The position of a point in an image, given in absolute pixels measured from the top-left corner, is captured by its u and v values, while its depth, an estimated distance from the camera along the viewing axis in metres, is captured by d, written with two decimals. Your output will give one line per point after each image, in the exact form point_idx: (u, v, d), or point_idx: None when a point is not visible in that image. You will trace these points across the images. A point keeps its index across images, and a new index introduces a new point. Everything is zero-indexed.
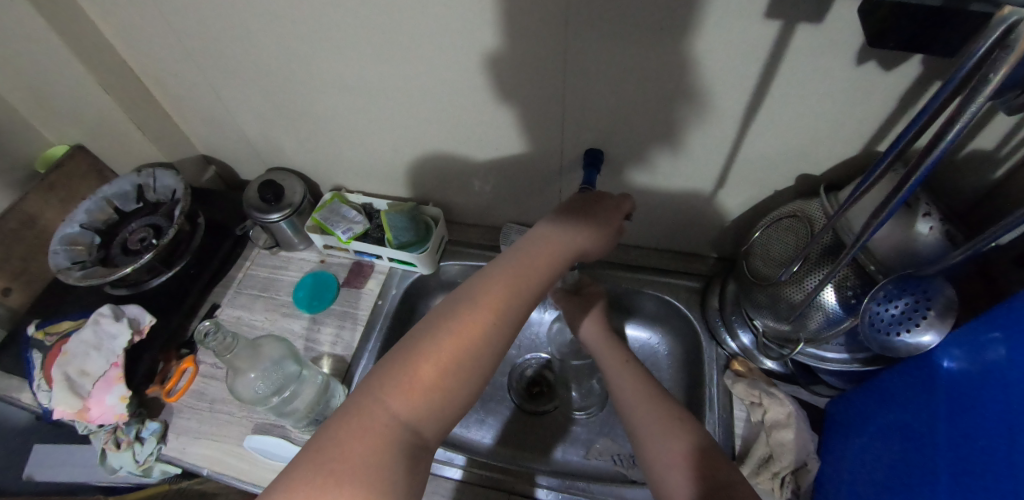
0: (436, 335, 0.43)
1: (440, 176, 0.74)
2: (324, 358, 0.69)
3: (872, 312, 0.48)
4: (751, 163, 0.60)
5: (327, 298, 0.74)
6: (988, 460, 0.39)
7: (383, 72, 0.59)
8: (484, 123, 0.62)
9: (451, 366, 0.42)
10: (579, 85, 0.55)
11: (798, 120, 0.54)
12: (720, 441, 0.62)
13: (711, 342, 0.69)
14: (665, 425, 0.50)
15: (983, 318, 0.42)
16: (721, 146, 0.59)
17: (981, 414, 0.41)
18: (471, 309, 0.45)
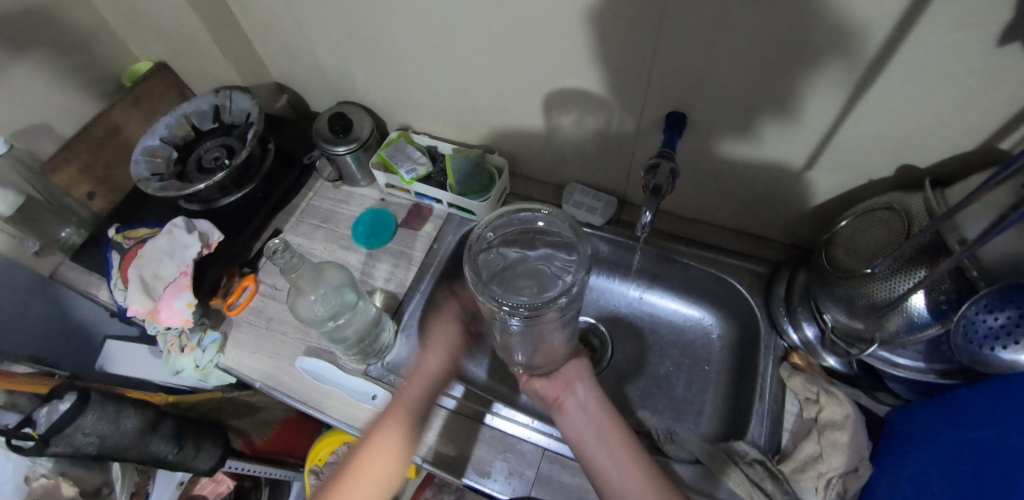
0: (403, 392, 0.56)
1: (508, 126, 0.72)
2: (377, 292, 0.70)
3: (968, 320, 0.44)
4: (848, 146, 0.56)
5: (384, 236, 0.75)
6: None
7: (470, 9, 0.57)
8: (564, 75, 0.60)
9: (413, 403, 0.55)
10: (676, 40, 0.51)
11: (913, 102, 0.49)
12: (766, 432, 0.61)
13: (771, 330, 0.66)
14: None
15: None
16: (819, 122, 0.54)
17: None
18: (417, 376, 0.57)
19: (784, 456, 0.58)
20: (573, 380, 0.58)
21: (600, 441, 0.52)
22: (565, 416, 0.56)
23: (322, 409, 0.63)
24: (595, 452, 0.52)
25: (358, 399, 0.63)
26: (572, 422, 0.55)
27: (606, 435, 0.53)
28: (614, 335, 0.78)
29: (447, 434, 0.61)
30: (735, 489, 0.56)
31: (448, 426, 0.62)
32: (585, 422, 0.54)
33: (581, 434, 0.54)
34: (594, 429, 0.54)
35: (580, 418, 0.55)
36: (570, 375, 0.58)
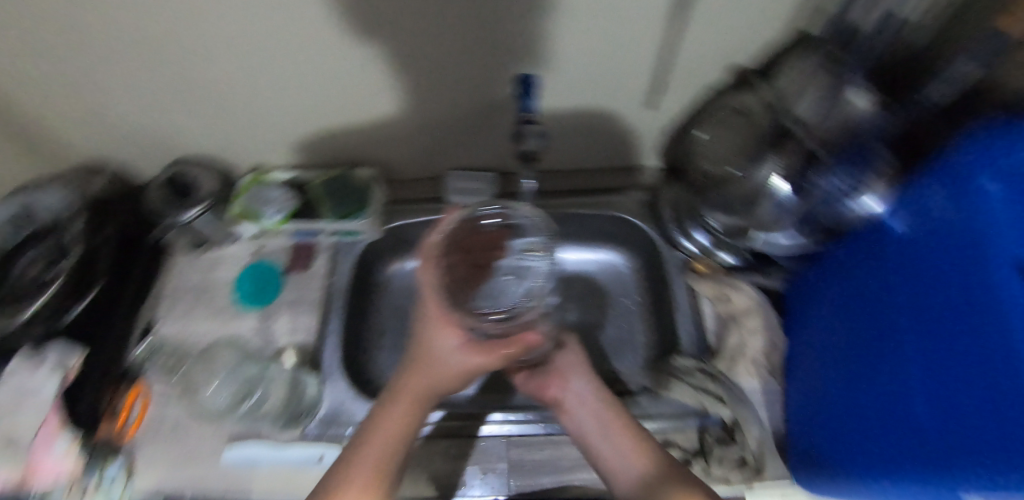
0: (379, 427, 0.48)
1: (366, 134, 0.69)
2: (287, 349, 0.65)
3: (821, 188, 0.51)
4: (682, 61, 0.60)
5: (272, 287, 0.69)
6: (944, 297, 0.41)
7: (286, 18, 0.52)
8: (404, 65, 0.58)
9: (393, 441, 0.47)
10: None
11: (719, 8, 0.53)
12: (696, 339, 0.64)
13: (668, 248, 0.69)
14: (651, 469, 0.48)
15: (926, 175, 0.44)
16: (650, 45, 0.57)
17: (930, 263, 0.43)
18: (399, 403, 0.49)
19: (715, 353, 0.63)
20: (567, 374, 0.56)
21: (601, 432, 0.51)
22: (566, 412, 0.55)
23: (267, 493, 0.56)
24: (595, 440, 0.51)
25: (303, 467, 0.57)
26: (574, 414, 0.54)
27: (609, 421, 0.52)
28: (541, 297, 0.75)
29: (411, 463, 0.58)
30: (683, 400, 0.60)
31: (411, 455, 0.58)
32: (584, 413, 0.53)
33: (579, 425, 0.53)
34: (593, 418, 0.53)
35: (584, 409, 0.53)
36: (563, 369, 0.57)
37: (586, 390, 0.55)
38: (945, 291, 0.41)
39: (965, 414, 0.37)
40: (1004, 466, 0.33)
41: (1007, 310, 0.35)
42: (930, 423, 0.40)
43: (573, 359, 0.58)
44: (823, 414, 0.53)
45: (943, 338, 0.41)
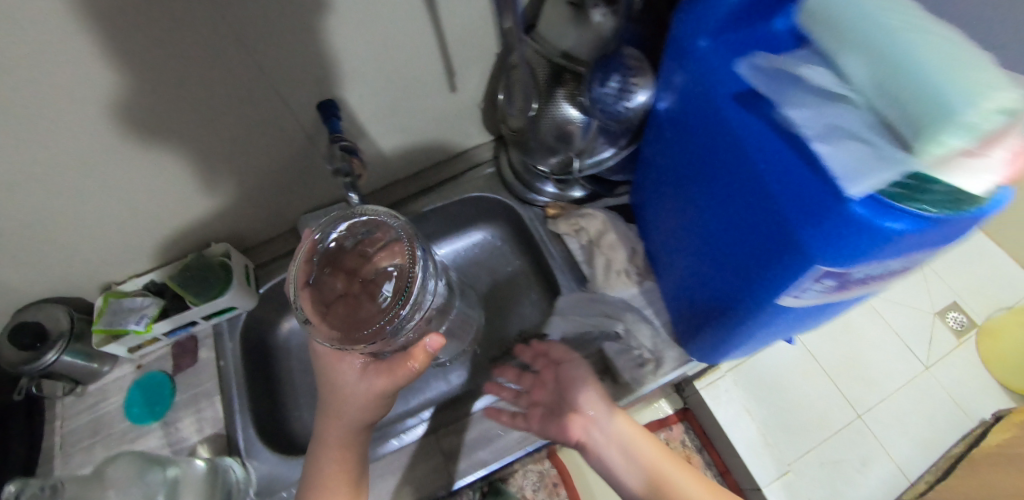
0: (323, 468, 0.54)
1: (202, 215, 0.67)
2: (199, 445, 0.63)
3: (598, 98, 0.53)
4: (466, 43, 0.62)
5: (165, 395, 0.67)
6: (707, 146, 0.45)
7: (54, 144, 0.49)
8: (203, 141, 0.57)
9: (342, 471, 0.55)
10: (265, 52, 0.51)
11: None
12: (570, 274, 0.67)
13: (523, 205, 0.74)
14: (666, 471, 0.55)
15: (668, 53, 0.47)
16: (429, 42, 0.59)
17: (690, 121, 0.47)
18: (331, 445, 0.55)
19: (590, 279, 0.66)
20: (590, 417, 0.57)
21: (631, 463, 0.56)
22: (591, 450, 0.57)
23: None
24: (617, 469, 0.56)
25: None
26: (597, 447, 0.56)
27: (634, 446, 0.56)
28: None
29: None
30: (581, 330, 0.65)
31: None
32: (607, 448, 0.56)
33: (604, 457, 0.56)
34: (618, 455, 0.56)
35: (611, 447, 0.56)
36: (585, 412, 0.57)
37: (610, 428, 0.56)
38: (710, 144, 0.44)
39: (755, 234, 0.41)
40: (799, 268, 0.37)
41: (743, 138, 0.39)
42: (745, 257, 0.43)
43: (593, 397, 0.57)
44: (692, 295, 0.56)
45: (718, 180, 0.44)
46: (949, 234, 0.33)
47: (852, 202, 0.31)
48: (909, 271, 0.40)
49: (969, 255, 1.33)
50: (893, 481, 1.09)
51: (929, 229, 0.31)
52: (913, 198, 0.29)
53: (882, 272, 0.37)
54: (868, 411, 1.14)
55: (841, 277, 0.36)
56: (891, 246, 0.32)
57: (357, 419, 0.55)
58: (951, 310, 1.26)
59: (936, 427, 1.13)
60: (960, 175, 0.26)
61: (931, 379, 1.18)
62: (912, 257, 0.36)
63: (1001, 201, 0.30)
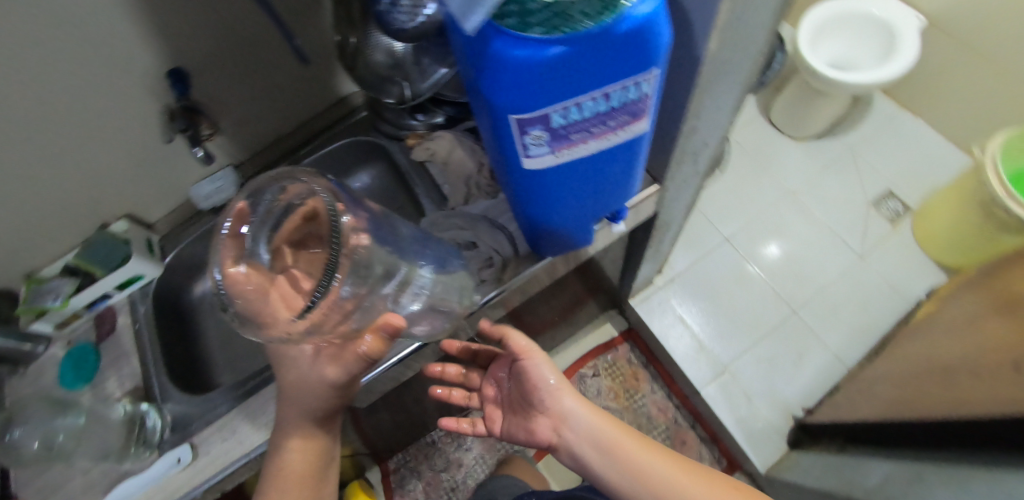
0: (285, 452, 0.55)
1: (93, 193, 0.73)
2: (123, 398, 0.70)
3: (392, 15, 0.55)
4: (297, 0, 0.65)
5: (90, 361, 0.73)
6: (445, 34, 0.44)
7: None
8: (67, 124, 0.62)
9: (312, 453, 0.56)
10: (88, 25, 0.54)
11: None
12: (431, 198, 0.71)
13: (392, 141, 0.76)
14: (645, 458, 0.53)
15: None
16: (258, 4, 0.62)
17: None
18: (298, 435, 0.55)
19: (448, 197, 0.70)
20: (562, 413, 0.56)
21: (607, 458, 0.54)
22: (563, 446, 0.56)
23: None
24: (591, 464, 0.55)
25: (168, 475, 0.63)
26: (570, 443, 0.56)
27: (603, 434, 0.55)
28: None
29: (246, 418, 0.64)
30: None
31: (242, 416, 0.65)
32: (578, 442, 0.55)
33: (579, 453, 0.55)
34: (587, 448, 0.54)
35: (583, 442, 0.55)
36: (554, 407, 0.56)
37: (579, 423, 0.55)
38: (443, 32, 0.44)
39: (478, 108, 0.41)
40: (505, 128, 0.37)
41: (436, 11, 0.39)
42: (486, 136, 0.44)
43: (558, 393, 0.56)
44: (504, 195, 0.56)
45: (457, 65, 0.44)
46: (617, 58, 0.33)
47: (493, 39, 0.31)
48: (637, 118, 0.40)
49: (901, 140, 1.33)
50: (830, 367, 1.12)
51: (571, 57, 0.31)
52: (524, 22, 0.30)
53: (588, 115, 0.37)
54: (801, 305, 1.18)
55: (544, 123, 0.36)
56: (548, 77, 0.32)
57: (328, 408, 0.56)
58: (885, 197, 1.27)
59: (871, 311, 1.16)
60: None
61: (864, 266, 1.21)
62: (608, 93, 0.36)
63: (621, 10, 0.30)
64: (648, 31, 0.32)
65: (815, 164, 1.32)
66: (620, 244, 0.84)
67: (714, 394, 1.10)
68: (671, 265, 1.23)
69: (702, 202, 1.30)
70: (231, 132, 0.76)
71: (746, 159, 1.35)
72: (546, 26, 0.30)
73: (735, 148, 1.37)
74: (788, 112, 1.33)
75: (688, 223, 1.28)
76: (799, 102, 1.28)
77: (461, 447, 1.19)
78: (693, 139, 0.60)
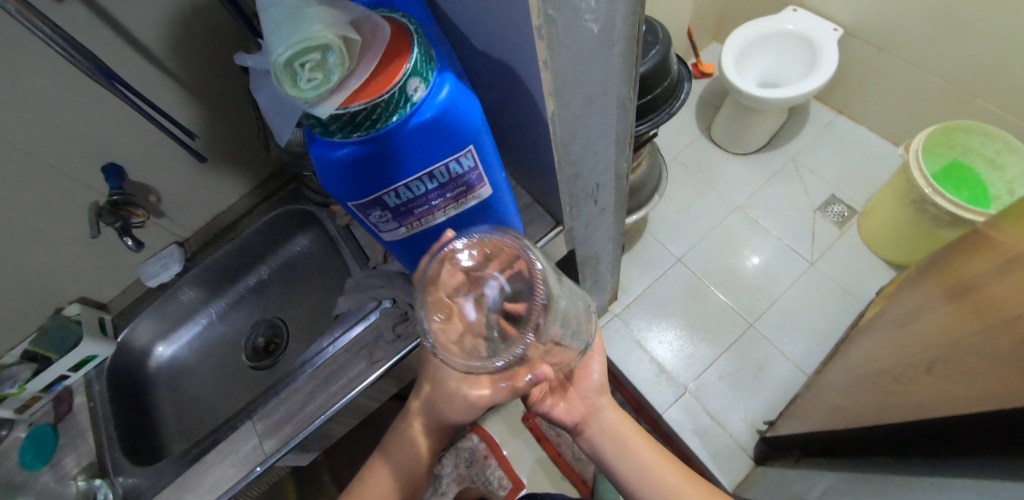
0: (404, 440, 0.61)
1: (42, 282, 0.77)
2: (77, 475, 0.72)
3: None
4: (217, 91, 0.72)
5: (48, 444, 0.74)
6: None
7: None
8: (13, 219, 0.68)
9: (422, 448, 0.61)
10: (16, 134, 0.60)
11: (188, 48, 0.65)
12: (353, 261, 0.76)
13: (320, 207, 0.82)
14: (656, 459, 0.57)
15: None
16: (181, 96, 0.69)
17: None
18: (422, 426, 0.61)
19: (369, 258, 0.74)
20: (595, 407, 0.59)
21: (622, 456, 0.58)
22: (586, 438, 0.59)
23: None
24: (607, 456, 0.58)
25: None
26: (594, 438, 0.59)
27: (621, 426, 0.59)
28: (283, 315, 0.86)
29: (189, 484, 0.67)
30: (349, 306, 0.71)
31: (185, 481, 0.68)
32: (602, 434, 0.59)
33: (600, 443, 0.59)
34: (607, 438, 0.58)
35: (606, 436, 0.58)
36: (591, 400, 0.60)
37: (610, 414, 0.59)
38: None
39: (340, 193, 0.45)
40: (352, 209, 0.42)
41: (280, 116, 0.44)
42: None
43: (598, 389, 0.60)
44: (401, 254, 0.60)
45: None
46: (423, 145, 0.37)
47: None
48: (476, 188, 0.44)
49: (839, 146, 1.37)
50: (792, 376, 1.12)
51: (376, 150, 0.36)
52: (326, 129, 0.35)
53: (422, 193, 0.41)
54: (758, 318, 1.20)
55: (382, 205, 0.41)
56: (363, 168, 0.37)
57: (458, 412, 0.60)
58: (831, 202, 1.30)
59: (828, 316, 1.17)
60: (320, 105, 0.33)
61: (817, 272, 1.22)
62: (432, 173, 0.40)
63: (406, 111, 0.34)
64: (443, 119, 0.36)
65: (759, 177, 1.36)
66: None
67: (679, 415, 1.11)
68: (625, 291, 1.26)
69: (652, 224, 1.34)
70: (171, 212, 0.81)
71: (692, 178, 1.39)
72: (345, 131, 0.35)
73: (681, 168, 1.41)
74: (727, 130, 1.37)
75: (640, 246, 1.32)
76: (735, 120, 1.33)
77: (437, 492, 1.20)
78: (581, 184, 0.63)
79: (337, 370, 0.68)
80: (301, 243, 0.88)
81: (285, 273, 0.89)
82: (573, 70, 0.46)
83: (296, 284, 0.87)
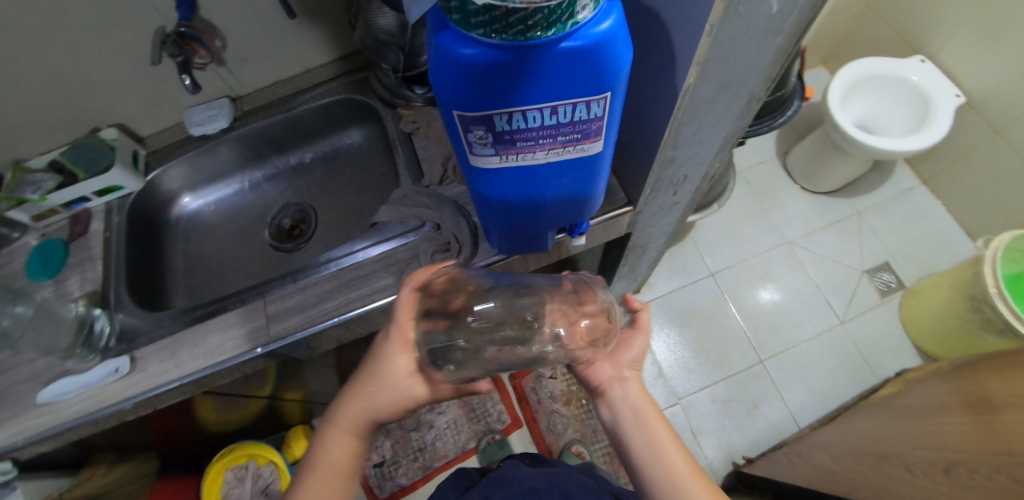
0: (325, 450, 0.52)
1: (88, 98, 0.75)
2: (79, 299, 0.72)
3: None
4: None
5: (57, 257, 0.74)
6: None
7: None
8: (74, 25, 0.64)
9: (347, 462, 0.52)
10: None
11: None
12: (405, 172, 0.71)
13: (386, 107, 0.77)
14: (675, 446, 0.52)
15: None
16: None
17: None
18: (341, 438, 0.52)
19: (423, 175, 0.70)
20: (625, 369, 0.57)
21: (640, 429, 0.53)
22: (609, 404, 0.56)
23: (77, 413, 0.64)
24: (623, 424, 0.54)
25: (103, 381, 0.65)
26: (615, 404, 0.56)
27: (644, 397, 0.55)
28: (313, 205, 0.83)
29: (187, 341, 0.67)
30: (391, 217, 0.67)
31: (183, 337, 0.67)
32: (624, 401, 0.55)
33: (620, 411, 0.55)
34: (626, 406, 0.55)
35: (626, 405, 0.55)
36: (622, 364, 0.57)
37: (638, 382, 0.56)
38: None
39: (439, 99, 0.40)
40: (453, 121, 0.37)
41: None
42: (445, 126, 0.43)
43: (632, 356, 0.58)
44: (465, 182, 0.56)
45: None
46: (563, 75, 0.33)
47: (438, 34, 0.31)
48: (588, 139, 0.39)
49: (911, 215, 1.30)
50: (783, 423, 1.11)
51: (513, 61, 0.31)
52: (468, 20, 0.29)
53: (535, 126, 0.37)
54: (770, 357, 1.17)
55: (487, 125, 0.36)
56: (490, 79, 0.32)
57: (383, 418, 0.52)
58: (881, 268, 1.24)
59: (838, 378, 1.14)
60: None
61: (842, 332, 1.19)
62: (556, 107, 0.35)
63: (565, 28, 0.30)
64: (599, 50, 0.31)
65: (819, 220, 1.30)
66: (592, 258, 0.83)
67: None
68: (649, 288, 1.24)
69: (696, 232, 1.30)
70: (232, 64, 0.77)
71: (752, 199, 1.33)
72: (489, 30, 0.30)
73: (744, 186, 1.35)
74: (804, 163, 1.30)
75: (676, 250, 1.28)
76: (816, 156, 1.25)
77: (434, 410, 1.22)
78: (671, 171, 0.59)
79: (360, 278, 0.65)
80: (353, 137, 0.84)
81: (329, 162, 0.85)
82: (727, 47, 0.40)
83: (337, 179, 0.83)
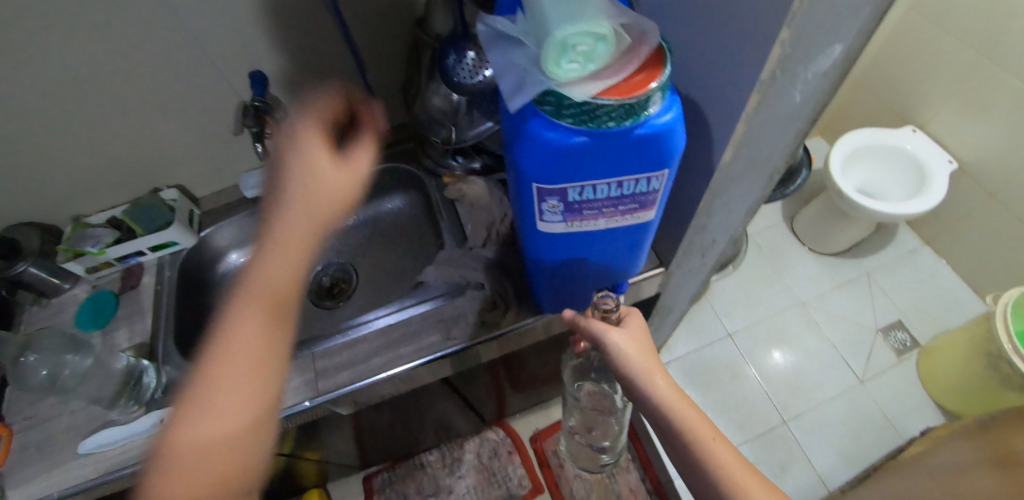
0: (231, 385, 0.50)
1: (158, 160, 0.82)
2: (126, 349, 0.74)
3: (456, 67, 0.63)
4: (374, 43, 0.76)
5: (107, 309, 0.77)
6: None
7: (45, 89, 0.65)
8: (160, 96, 0.73)
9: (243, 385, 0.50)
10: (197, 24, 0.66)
11: None
12: (449, 236, 0.76)
13: (430, 175, 0.83)
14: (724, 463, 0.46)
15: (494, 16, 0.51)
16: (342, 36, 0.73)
17: None
18: (253, 359, 0.51)
19: (466, 239, 0.75)
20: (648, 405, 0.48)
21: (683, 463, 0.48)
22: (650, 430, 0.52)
23: (118, 466, 0.64)
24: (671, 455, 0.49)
25: (148, 433, 0.65)
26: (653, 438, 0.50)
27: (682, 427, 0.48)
28: (355, 265, 0.87)
29: None
30: (437, 277, 0.71)
31: None
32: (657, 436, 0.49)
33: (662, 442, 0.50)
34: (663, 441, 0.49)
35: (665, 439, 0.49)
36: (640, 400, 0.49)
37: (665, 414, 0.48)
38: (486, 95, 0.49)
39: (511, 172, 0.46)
40: (529, 192, 0.42)
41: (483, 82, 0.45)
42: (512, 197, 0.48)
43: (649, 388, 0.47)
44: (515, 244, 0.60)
45: None
46: (634, 155, 0.38)
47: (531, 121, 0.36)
48: (645, 209, 0.44)
49: (918, 277, 1.34)
50: (812, 488, 1.08)
51: (594, 144, 0.36)
52: (559, 112, 0.35)
53: (602, 197, 0.41)
54: (792, 417, 1.17)
55: (561, 196, 0.41)
56: (571, 158, 0.37)
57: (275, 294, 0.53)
58: (895, 328, 1.27)
59: (863, 440, 1.13)
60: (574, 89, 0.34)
61: (863, 393, 1.19)
62: (622, 182, 0.40)
63: (640, 118, 0.35)
64: (666, 135, 0.37)
65: (829, 282, 1.34)
66: None
67: None
68: (668, 348, 1.26)
69: (711, 293, 1.34)
70: None
71: (763, 261, 1.38)
72: (576, 119, 0.35)
73: (754, 249, 1.41)
74: (811, 226, 1.36)
75: (694, 310, 1.31)
76: (822, 219, 1.32)
77: (453, 474, 1.19)
78: (702, 237, 0.64)
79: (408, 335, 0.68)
80: (396, 202, 0.89)
81: (371, 225, 0.89)
82: (759, 131, 0.46)
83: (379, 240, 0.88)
